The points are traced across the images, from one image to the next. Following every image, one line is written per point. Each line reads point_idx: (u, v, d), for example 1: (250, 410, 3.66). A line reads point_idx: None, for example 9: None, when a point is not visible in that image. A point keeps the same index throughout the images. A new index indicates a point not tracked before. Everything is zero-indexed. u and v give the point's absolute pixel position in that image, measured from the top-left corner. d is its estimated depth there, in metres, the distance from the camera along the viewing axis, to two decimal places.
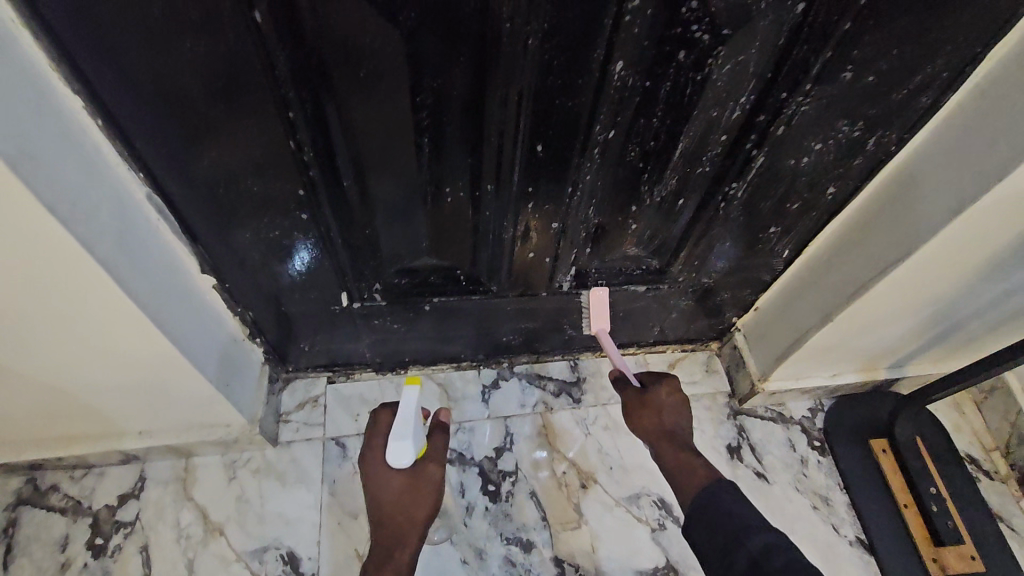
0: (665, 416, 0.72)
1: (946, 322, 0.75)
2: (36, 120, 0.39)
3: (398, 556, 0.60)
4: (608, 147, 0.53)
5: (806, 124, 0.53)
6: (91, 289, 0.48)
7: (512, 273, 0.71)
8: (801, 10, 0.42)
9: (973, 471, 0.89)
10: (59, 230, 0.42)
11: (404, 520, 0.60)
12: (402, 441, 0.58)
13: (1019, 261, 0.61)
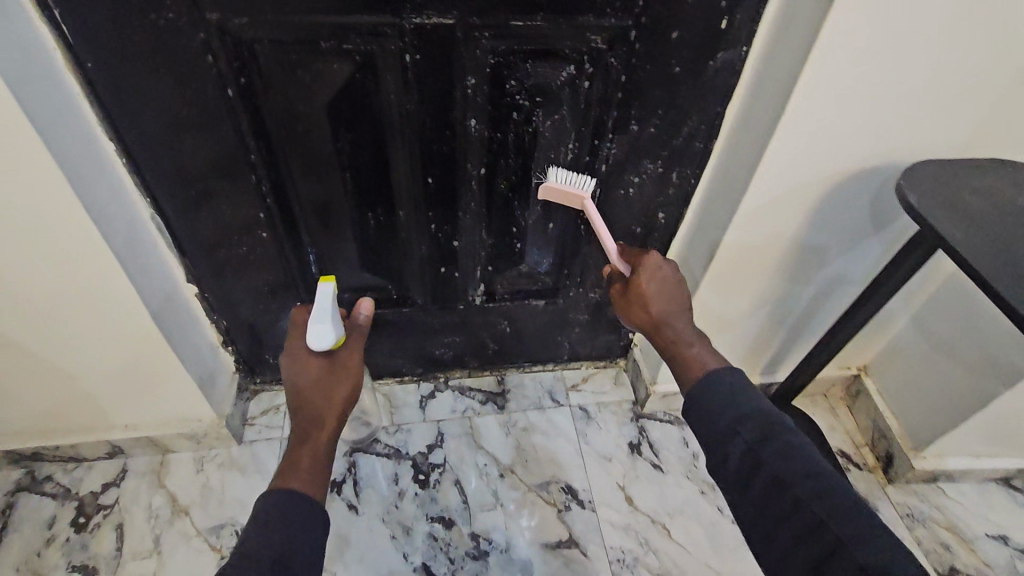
0: (655, 304, 0.70)
1: (784, 323, 0.93)
2: (85, 156, 0.61)
3: (315, 438, 0.66)
4: (482, 180, 0.74)
5: (620, 162, 0.74)
6: (107, 278, 0.67)
7: (433, 287, 0.90)
8: (585, 87, 0.66)
9: (844, 463, 1.03)
10: (92, 228, 0.62)
11: (321, 404, 0.69)
12: (320, 324, 0.69)
13: (805, 262, 0.81)
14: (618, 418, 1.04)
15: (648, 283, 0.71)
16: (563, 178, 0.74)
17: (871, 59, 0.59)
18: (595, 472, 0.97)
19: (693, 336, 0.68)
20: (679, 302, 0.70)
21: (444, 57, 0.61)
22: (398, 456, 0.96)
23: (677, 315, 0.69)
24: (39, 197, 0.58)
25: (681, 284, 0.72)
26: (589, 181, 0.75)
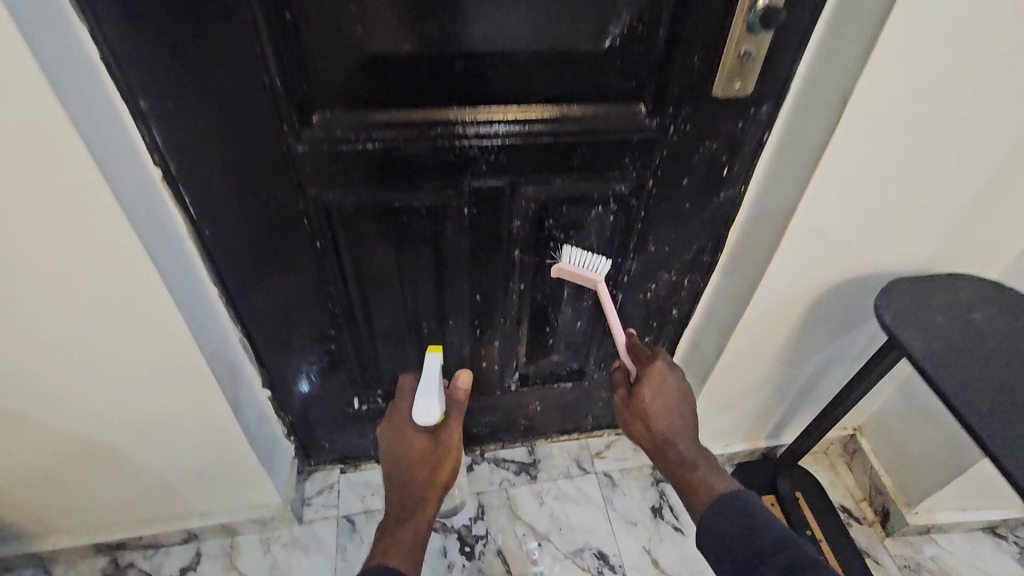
0: (658, 422, 0.81)
1: (787, 395, 1.04)
2: (198, 302, 0.72)
3: (420, 514, 0.80)
4: (521, 292, 0.86)
5: (640, 273, 0.86)
6: (207, 397, 0.78)
7: (474, 376, 1.01)
8: (611, 220, 0.78)
9: (845, 517, 1.13)
10: (202, 361, 0.73)
11: (426, 482, 0.82)
12: (426, 400, 0.82)
13: (804, 349, 0.93)
14: (640, 483, 1.14)
15: (651, 398, 0.81)
16: (576, 258, 0.81)
17: (847, 202, 0.72)
18: (623, 537, 1.06)
19: (692, 455, 0.79)
20: (678, 419, 0.81)
21: (496, 207, 0.73)
22: (444, 529, 1.06)
23: (677, 430, 0.81)
24: (167, 345, 0.69)
25: (679, 393, 0.82)
26: (604, 263, 0.81)
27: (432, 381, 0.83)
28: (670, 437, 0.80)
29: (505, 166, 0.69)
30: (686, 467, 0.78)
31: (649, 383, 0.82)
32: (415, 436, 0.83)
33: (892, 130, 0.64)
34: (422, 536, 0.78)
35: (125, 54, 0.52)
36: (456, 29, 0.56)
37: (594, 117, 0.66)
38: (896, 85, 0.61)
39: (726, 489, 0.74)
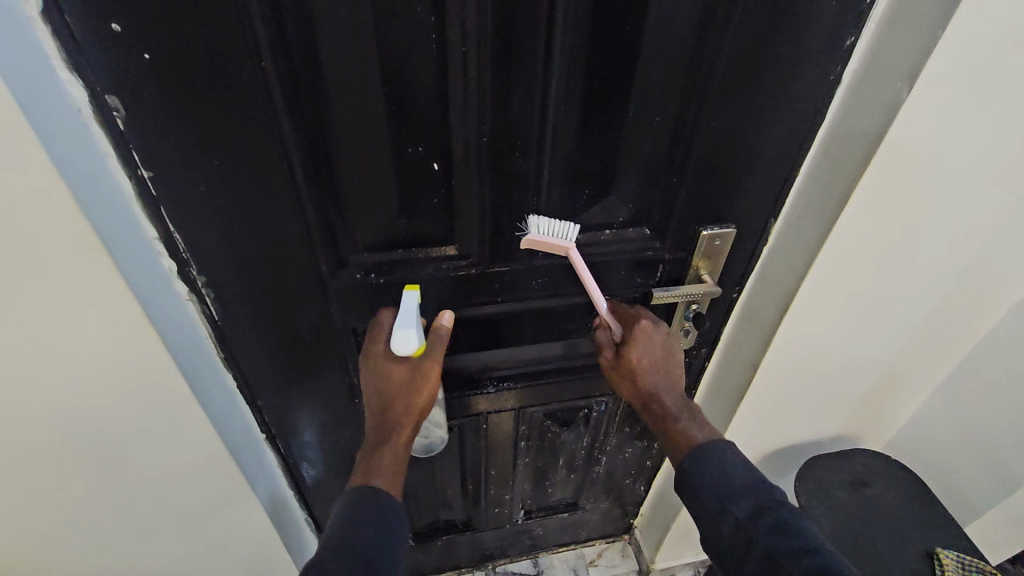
0: (645, 373, 0.72)
1: None
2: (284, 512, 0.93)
3: (394, 444, 0.68)
4: (525, 460, 1.09)
5: (618, 442, 1.09)
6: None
7: (487, 516, 1.22)
8: (594, 415, 1.02)
9: None
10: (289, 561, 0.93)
11: (401, 406, 0.67)
12: (406, 331, 0.63)
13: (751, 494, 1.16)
14: None
15: (639, 354, 0.72)
16: (545, 227, 0.64)
17: (773, 416, 0.94)
18: None
19: (676, 406, 0.73)
20: (665, 374, 0.73)
21: (507, 417, 0.97)
22: None
23: (663, 386, 0.73)
24: (265, 554, 0.89)
25: (666, 348, 0.73)
26: (575, 228, 0.65)
27: (411, 317, 0.64)
28: (655, 395, 0.73)
29: (513, 398, 0.92)
30: (669, 419, 0.72)
31: (639, 339, 0.72)
32: (389, 368, 0.66)
33: (798, 379, 0.87)
34: (399, 457, 0.68)
35: (255, 378, 0.74)
36: (480, 338, 0.79)
37: (578, 367, 0.89)
38: (797, 360, 0.83)
39: (708, 439, 0.70)
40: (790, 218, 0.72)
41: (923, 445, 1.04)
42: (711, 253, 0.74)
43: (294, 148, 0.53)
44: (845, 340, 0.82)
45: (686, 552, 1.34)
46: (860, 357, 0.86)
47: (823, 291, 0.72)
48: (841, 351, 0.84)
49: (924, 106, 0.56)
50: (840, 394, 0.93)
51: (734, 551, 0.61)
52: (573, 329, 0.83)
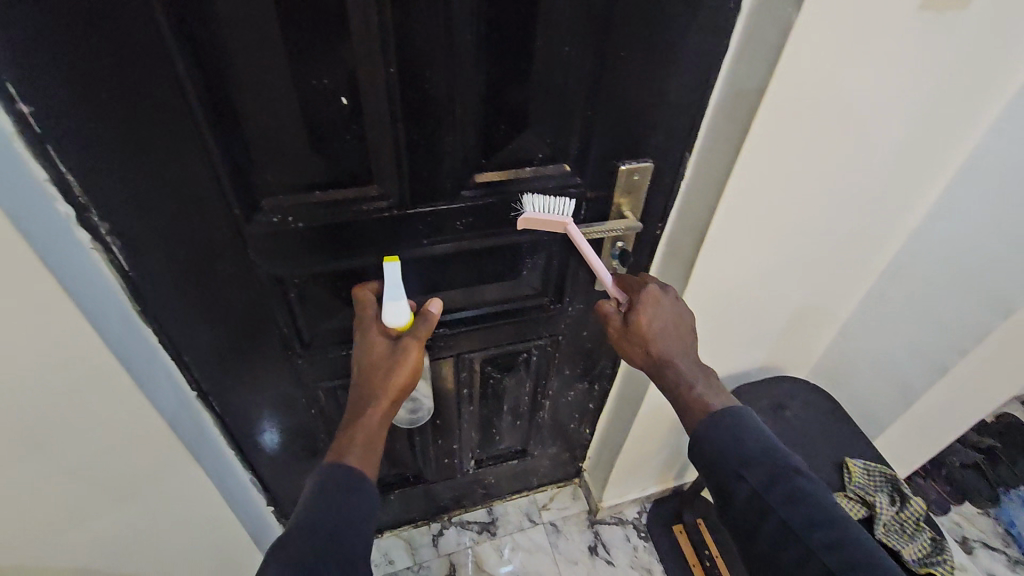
0: (653, 338, 0.74)
1: (683, 453, 1.34)
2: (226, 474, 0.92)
3: (368, 416, 0.68)
4: (471, 408, 1.11)
5: (561, 385, 1.13)
6: (238, 543, 0.98)
7: (438, 467, 1.25)
8: (534, 359, 1.04)
9: None
10: (235, 521, 0.92)
11: (378, 376, 0.69)
12: (394, 300, 0.70)
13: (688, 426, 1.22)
14: (579, 528, 1.41)
15: (649, 319, 0.74)
16: (540, 205, 0.73)
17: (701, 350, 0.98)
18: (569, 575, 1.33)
19: (691, 372, 0.73)
20: (675, 339, 0.74)
21: (445, 365, 0.98)
22: None
23: (676, 352, 0.74)
24: (211, 516, 0.88)
25: (677, 316, 0.76)
26: (568, 203, 0.74)
27: (397, 284, 0.70)
28: (669, 363, 0.73)
29: (451, 345, 0.93)
30: (681, 385, 0.72)
31: (651, 305, 0.74)
32: (376, 338, 0.71)
33: (720, 311, 0.91)
34: (378, 427, 0.68)
35: (179, 335, 0.73)
36: (411, 283, 0.80)
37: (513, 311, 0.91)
38: (717, 292, 0.87)
39: (724, 407, 0.70)
40: (704, 150, 0.74)
41: (839, 370, 1.11)
42: (630, 188, 0.76)
43: (187, 79, 0.51)
44: (760, 271, 0.87)
45: (632, 488, 1.40)
46: (776, 288, 0.91)
47: (735, 221, 0.76)
48: (759, 282, 0.88)
49: (813, 27, 0.58)
50: (763, 326, 0.98)
51: (746, 519, 0.64)
52: (503, 271, 0.84)
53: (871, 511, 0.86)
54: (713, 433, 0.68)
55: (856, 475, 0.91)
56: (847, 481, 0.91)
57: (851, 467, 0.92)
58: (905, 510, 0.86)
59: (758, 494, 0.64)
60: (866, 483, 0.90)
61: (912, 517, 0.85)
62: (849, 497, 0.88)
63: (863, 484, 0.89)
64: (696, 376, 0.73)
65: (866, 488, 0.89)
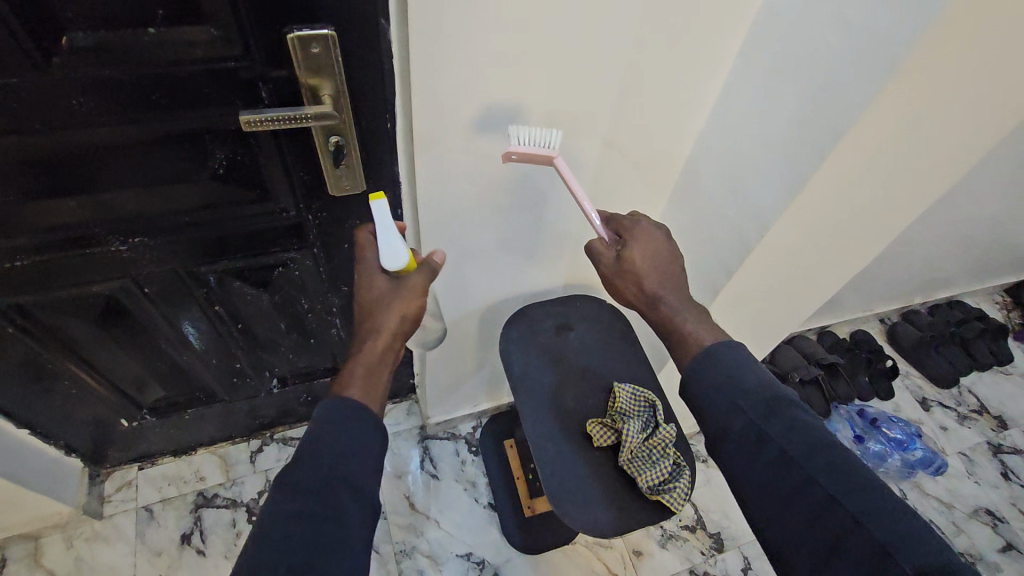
0: (647, 277, 0.73)
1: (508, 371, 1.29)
2: None
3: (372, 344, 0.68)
4: (243, 331, 1.01)
5: (346, 303, 1.02)
6: None
7: (235, 387, 1.16)
8: (296, 275, 0.93)
9: None
10: None
11: (378, 309, 0.68)
12: (392, 242, 0.67)
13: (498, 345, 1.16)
14: (407, 442, 1.39)
15: (642, 257, 0.73)
16: (525, 137, 0.67)
17: (471, 267, 0.91)
18: (388, 489, 1.32)
19: (682, 308, 0.73)
20: (667, 277, 0.74)
21: (178, 283, 0.87)
22: (233, 505, 1.26)
23: (666, 288, 0.73)
24: None
25: (667, 254, 0.75)
26: (555, 134, 0.69)
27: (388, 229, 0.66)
28: (658, 293, 0.73)
29: (168, 254, 0.82)
30: (675, 322, 0.72)
31: (639, 240, 0.74)
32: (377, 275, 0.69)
33: (474, 226, 0.82)
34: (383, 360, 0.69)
35: None
36: (63, 180, 0.67)
37: (233, 215, 0.80)
38: (459, 204, 0.77)
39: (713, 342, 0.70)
40: (398, 27, 0.59)
41: None
42: (314, 66, 0.62)
43: None
44: (507, 184, 0.77)
45: (461, 405, 1.37)
46: (537, 200, 0.82)
47: (436, 123, 0.64)
48: (511, 195, 0.79)
49: None
50: (536, 241, 0.91)
51: (744, 451, 0.62)
52: (193, 168, 0.71)
53: (618, 436, 0.82)
54: (705, 367, 0.68)
55: (619, 400, 0.85)
56: (611, 405, 0.85)
57: (618, 390, 0.86)
58: (653, 434, 0.83)
59: (757, 427, 0.62)
60: (627, 407, 0.84)
61: (660, 443, 0.82)
62: (603, 422, 0.84)
63: (623, 409, 0.84)
64: (680, 307, 0.73)
65: (626, 413, 0.84)
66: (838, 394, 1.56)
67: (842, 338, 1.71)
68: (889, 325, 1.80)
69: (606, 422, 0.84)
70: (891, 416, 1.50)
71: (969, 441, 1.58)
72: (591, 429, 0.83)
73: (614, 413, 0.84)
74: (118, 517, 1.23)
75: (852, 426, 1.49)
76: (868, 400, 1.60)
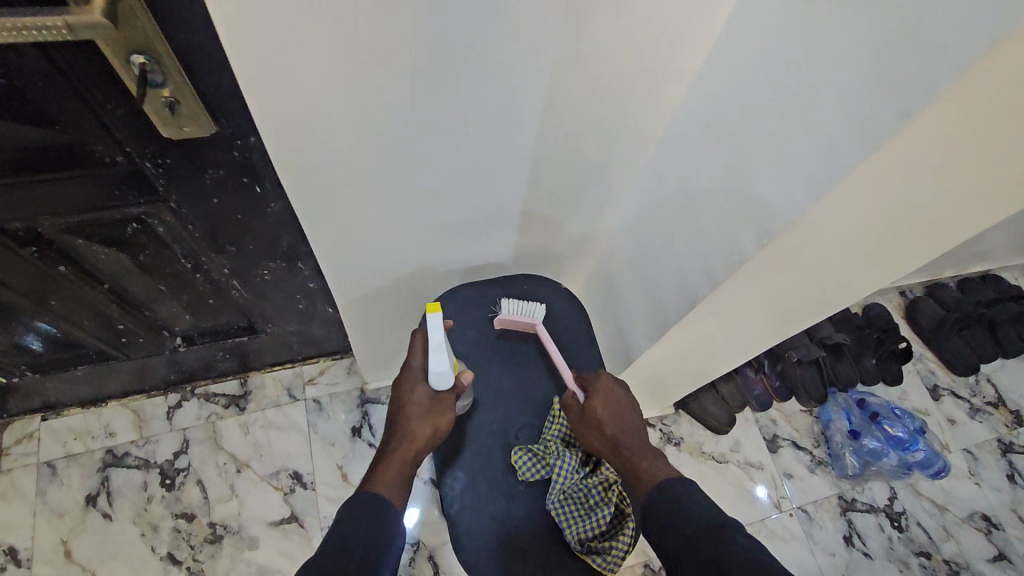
0: (607, 424, 0.64)
1: None
2: None
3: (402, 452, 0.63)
4: (110, 291, 0.81)
5: (238, 266, 0.82)
6: None
7: (129, 346, 0.99)
8: (158, 233, 0.72)
9: None
10: None
11: (414, 420, 0.65)
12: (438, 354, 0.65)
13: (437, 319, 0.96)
14: (345, 405, 1.24)
15: (601, 403, 0.65)
16: (514, 307, 0.77)
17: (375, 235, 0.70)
18: (319, 457, 1.19)
19: (652, 456, 0.61)
20: (635, 426, 0.64)
21: None
22: (146, 465, 1.14)
23: (633, 436, 0.63)
24: None
25: (633, 403, 0.67)
26: (539, 308, 0.78)
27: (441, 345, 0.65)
28: (621, 439, 0.63)
29: None
30: (642, 468, 0.60)
31: (598, 389, 0.67)
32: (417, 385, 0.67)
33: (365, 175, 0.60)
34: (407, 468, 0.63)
35: None
36: None
37: (32, 161, 0.57)
38: (341, 144, 0.55)
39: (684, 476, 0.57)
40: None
41: (617, 267, 0.82)
42: None
43: None
44: (404, 115, 0.54)
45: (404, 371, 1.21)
46: (466, 150, 0.61)
47: (258, 12, 0.41)
48: (421, 134, 0.57)
49: None
50: (464, 204, 0.69)
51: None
52: None
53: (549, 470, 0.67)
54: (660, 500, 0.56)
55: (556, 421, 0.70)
56: (546, 427, 0.71)
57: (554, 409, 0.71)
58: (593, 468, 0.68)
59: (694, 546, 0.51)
60: (564, 433, 0.70)
61: (598, 486, 0.66)
62: (533, 450, 0.68)
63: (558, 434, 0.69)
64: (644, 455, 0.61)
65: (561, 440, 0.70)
66: (839, 377, 1.36)
67: (855, 313, 1.49)
68: (910, 299, 1.57)
69: (537, 452, 0.68)
70: (894, 410, 1.34)
71: (977, 438, 1.42)
72: (518, 458, 0.68)
73: (548, 439, 0.70)
74: (17, 473, 1.11)
75: (847, 419, 1.34)
76: (871, 386, 1.42)
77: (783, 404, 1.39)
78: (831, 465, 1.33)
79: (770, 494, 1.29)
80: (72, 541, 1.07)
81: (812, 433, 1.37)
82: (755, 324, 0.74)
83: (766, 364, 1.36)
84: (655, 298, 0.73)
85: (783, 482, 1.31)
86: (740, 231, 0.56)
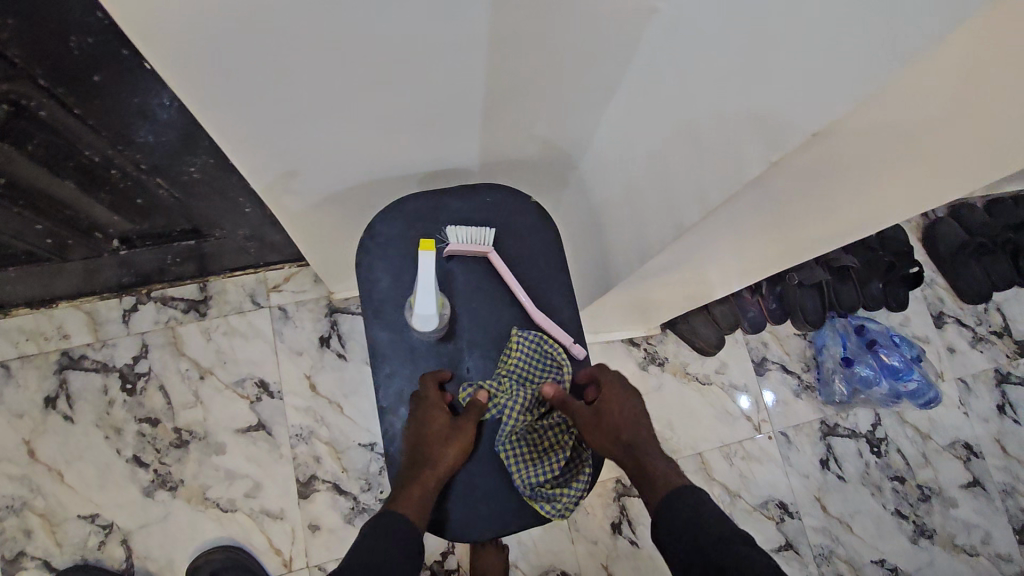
0: (624, 430, 0.61)
1: None
2: None
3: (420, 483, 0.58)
4: (8, 185, 0.70)
5: (155, 163, 0.70)
6: None
7: (59, 247, 0.89)
8: (43, 117, 0.59)
9: None
10: None
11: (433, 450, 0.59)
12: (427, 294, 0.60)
13: None
14: (312, 315, 1.17)
15: (616, 410, 0.62)
16: (464, 237, 0.68)
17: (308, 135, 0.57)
18: (286, 366, 1.14)
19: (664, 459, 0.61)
20: (644, 428, 0.62)
21: None
22: (105, 369, 1.10)
23: (646, 441, 0.61)
24: None
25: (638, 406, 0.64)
26: (491, 232, 0.69)
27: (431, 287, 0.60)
28: (636, 441, 0.61)
29: None
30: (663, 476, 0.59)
31: (611, 393, 0.63)
32: (434, 413, 0.61)
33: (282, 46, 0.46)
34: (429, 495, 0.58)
35: None
36: None
37: None
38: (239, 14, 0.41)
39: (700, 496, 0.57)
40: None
41: (602, 178, 0.69)
42: None
43: None
44: None
45: None
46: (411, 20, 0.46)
47: None
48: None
49: None
50: (413, 96, 0.56)
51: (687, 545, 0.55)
52: None
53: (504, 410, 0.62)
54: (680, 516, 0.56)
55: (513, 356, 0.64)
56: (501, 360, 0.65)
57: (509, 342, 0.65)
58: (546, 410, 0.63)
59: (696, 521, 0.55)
60: (522, 367, 0.64)
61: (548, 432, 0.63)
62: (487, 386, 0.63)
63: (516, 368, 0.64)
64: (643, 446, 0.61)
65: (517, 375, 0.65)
66: (841, 302, 1.27)
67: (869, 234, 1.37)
68: (932, 219, 1.44)
69: (488, 389, 0.63)
70: (893, 338, 1.27)
71: (975, 368, 1.36)
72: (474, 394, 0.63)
73: (503, 373, 0.64)
74: None
75: (842, 345, 1.27)
76: (873, 312, 1.34)
77: (778, 327, 1.31)
78: (818, 390, 1.28)
79: (751, 413, 1.26)
80: (34, 442, 1.05)
81: (804, 357, 1.31)
82: (752, 247, 0.65)
83: (765, 286, 1.26)
84: (640, 219, 0.62)
85: (767, 405, 1.27)
86: (750, 140, 0.44)
